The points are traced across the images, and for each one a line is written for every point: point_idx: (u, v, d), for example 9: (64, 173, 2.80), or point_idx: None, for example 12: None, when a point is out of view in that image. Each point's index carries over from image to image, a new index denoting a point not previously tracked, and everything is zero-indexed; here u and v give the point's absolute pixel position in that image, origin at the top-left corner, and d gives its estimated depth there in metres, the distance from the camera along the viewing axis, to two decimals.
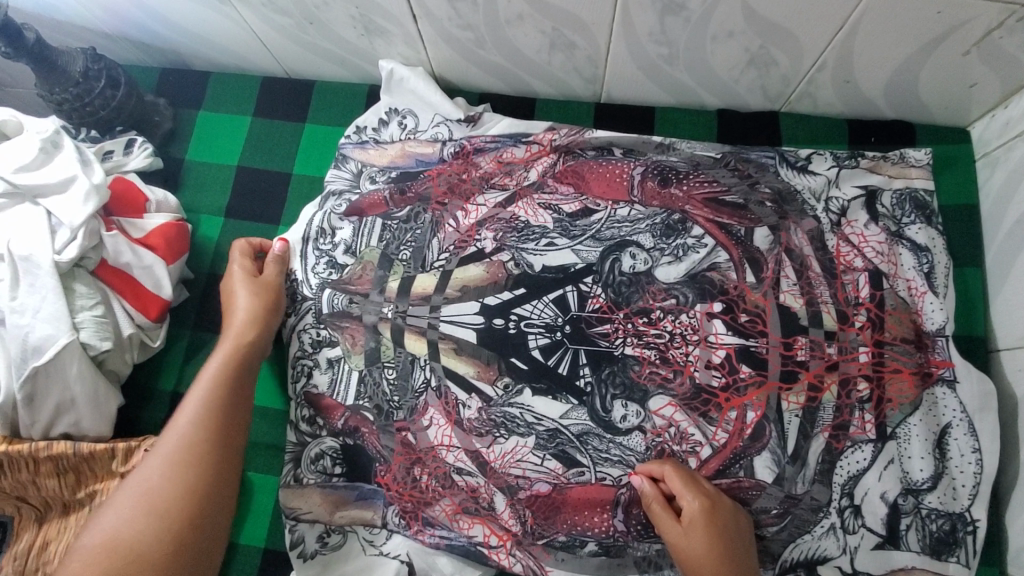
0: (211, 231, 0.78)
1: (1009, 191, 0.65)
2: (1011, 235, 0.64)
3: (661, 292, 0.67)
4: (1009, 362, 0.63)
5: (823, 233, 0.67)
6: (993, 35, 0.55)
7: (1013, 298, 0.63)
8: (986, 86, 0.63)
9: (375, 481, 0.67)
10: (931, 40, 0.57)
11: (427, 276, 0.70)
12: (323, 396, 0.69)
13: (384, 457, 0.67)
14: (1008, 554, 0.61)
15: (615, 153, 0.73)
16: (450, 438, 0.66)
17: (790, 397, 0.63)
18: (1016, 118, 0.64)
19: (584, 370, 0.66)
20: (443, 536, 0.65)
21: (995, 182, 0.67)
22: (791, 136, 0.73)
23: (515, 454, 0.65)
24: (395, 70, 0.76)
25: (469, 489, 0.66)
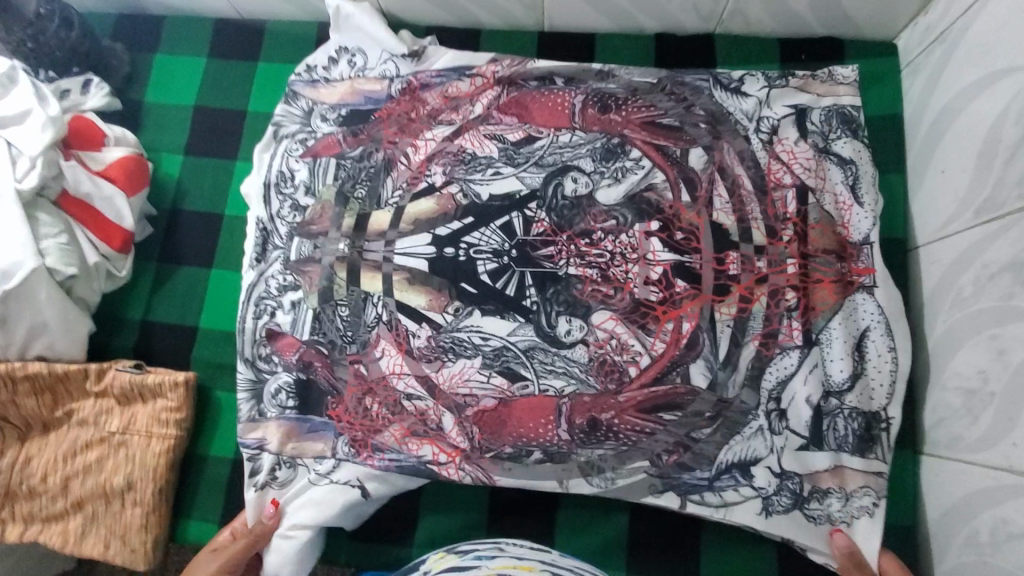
0: (172, 167, 0.81)
1: (927, 94, 0.70)
2: (928, 135, 0.69)
3: (603, 215, 0.69)
4: (926, 258, 0.68)
5: (754, 151, 0.71)
6: None
7: (928, 198, 0.68)
8: None
9: (327, 413, 0.70)
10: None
11: (382, 212, 0.71)
12: (284, 333, 0.71)
13: (337, 389, 0.70)
14: (921, 435, 0.67)
15: (557, 82, 0.75)
16: (401, 366, 0.69)
17: (722, 308, 0.68)
18: (933, 23, 0.68)
19: (530, 291, 0.68)
20: (392, 458, 0.68)
21: (916, 88, 0.72)
22: (726, 57, 0.78)
23: (462, 375, 0.68)
24: (341, 7, 0.78)
25: (418, 413, 0.69)
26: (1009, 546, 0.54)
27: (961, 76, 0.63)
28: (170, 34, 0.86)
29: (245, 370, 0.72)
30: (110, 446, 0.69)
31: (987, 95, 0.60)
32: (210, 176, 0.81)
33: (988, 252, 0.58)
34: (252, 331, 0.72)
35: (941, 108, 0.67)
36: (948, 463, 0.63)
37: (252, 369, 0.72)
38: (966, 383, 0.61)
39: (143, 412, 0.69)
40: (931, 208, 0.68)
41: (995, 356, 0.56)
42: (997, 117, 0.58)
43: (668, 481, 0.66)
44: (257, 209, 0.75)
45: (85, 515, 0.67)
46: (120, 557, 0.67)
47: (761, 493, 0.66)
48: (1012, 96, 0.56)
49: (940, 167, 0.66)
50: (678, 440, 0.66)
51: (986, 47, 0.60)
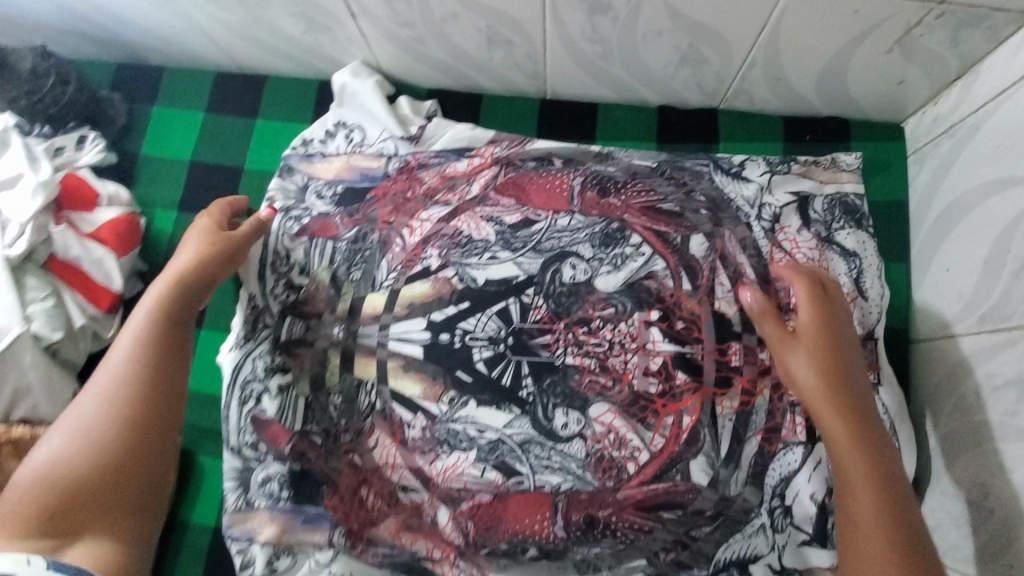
0: (165, 224, 0.80)
1: (935, 183, 0.67)
2: (934, 227, 0.66)
3: (601, 301, 0.70)
4: (926, 355, 0.66)
5: (756, 240, 0.71)
6: (914, 33, 0.56)
7: (932, 293, 0.66)
8: (913, 83, 0.64)
9: (322, 504, 0.70)
10: (856, 35, 0.58)
11: (376, 295, 0.73)
12: (272, 422, 0.70)
13: (331, 479, 0.70)
14: None
15: (555, 163, 0.77)
16: (395, 457, 0.69)
17: (724, 402, 0.67)
18: (943, 116, 0.65)
19: (526, 380, 0.69)
20: (386, 552, 0.71)
21: (922, 176, 0.69)
22: (731, 134, 0.76)
23: (456, 468, 0.68)
24: (346, 85, 0.79)
25: (413, 506, 0.70)
26: None
27: (967, 174, 0.61)
28: (170, 85, 0.85)
29: (231, 458, 0.70)
30: None
31: (996, 198, 0.56)
32: None
33: (994, 362, 0.55)
34: (237, 419, 0.69)
35: (947, 202, 0.64)
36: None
37: (238, 458, 0.71)
38: (968, 492, 0.58)
39: None
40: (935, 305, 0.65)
41: (998, 469, 0.54)
42: (1007, 223, 0.55)
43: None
44: (249, 286, 0.75)
45: None
46: None
47: None
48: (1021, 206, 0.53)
49: (946, 264, 0.63)
50: (676, 538, 0.68)
51: (993, 152, 0.57)
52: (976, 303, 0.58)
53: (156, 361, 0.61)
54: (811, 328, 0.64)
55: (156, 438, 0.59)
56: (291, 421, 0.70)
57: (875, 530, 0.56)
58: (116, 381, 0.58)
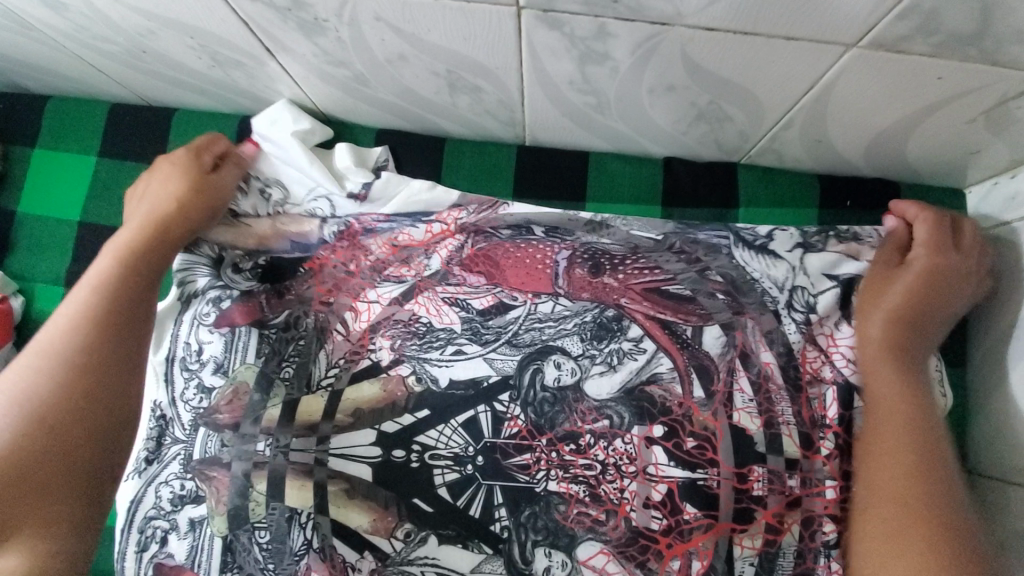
0: (49, 303, 0.64)
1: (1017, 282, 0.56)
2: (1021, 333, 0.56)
3: (592, 412, 0.57)
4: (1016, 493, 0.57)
5: (785, 335, 0.58)
6: (1010, 104, 0.42)
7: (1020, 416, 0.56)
8: (990, 153, 0.50)
9: None
10: (934, 100, 0.43)
11: (312, 398, 0.59)
12: (182, 569, 0.56)
13: None
14: None
15: (535, 232, 0.63)
16: None
17: (744, 541, 0.54)
18: (1023, 190, 0.55)
19: (499, 512, 0.57)
20: None
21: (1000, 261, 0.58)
22: (751, 196, 0.63)
23: None
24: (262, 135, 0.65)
25: None
26: None
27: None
28: (52, 119, 0.67)
29: None
30: None
31: None
32: None
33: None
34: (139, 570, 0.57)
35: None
36: None
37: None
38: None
39: None
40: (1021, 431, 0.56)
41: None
42: None
43: None
44: (154, 391, 0.61)
45: None
46: None
47: None
48: None
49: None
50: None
51: None
52: None
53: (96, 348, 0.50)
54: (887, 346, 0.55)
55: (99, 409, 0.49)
56: (205, 567, 0.56)
57: (890, 501, 0.49)
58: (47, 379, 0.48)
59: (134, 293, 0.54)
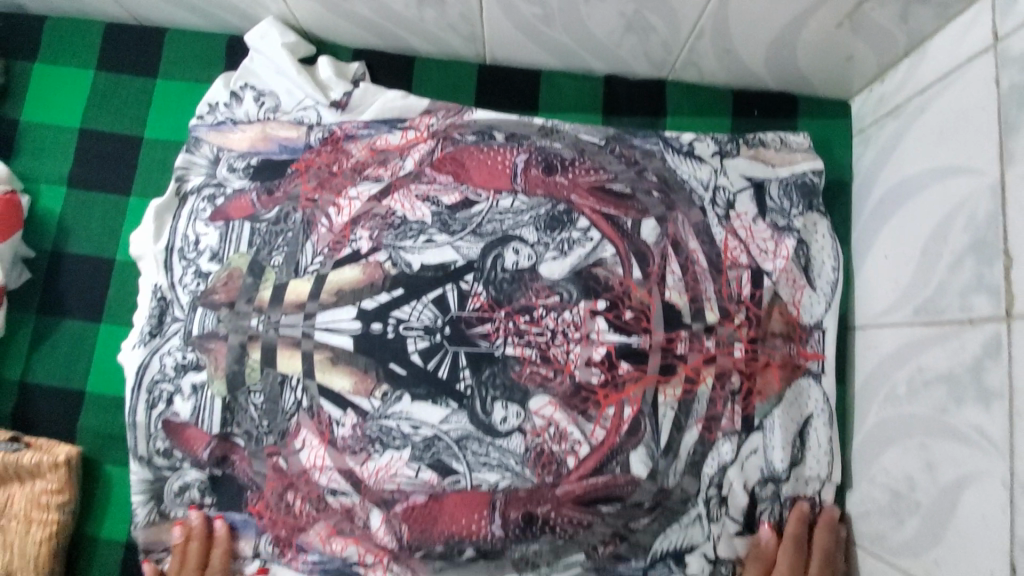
0: (53, 201, 0.70)
1: (876, 170, 0.64)
2: (875, 210, 0.63)
3: (545, 289, 0.67)
4: (863, 340, 0.62)
5: (710, 226, 0.68)
6: (864, 6, 0.54)
7: (870, 274, 0.62)
8: (862, 59, 0.61)
9: (248, 510, 0.65)
10: (809, 3, 0.54)
11: (301, 281, 0.67)
12: (186, 426, 0.64)
13: (257, 484, 0.65)
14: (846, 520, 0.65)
15: (497, 138, 0.71)
16: (323, 459, 0.64)
17: (667, 390, 0.65)
18: (888, 94, 0.63)
19: (464, 373, 0.66)
20: (318, 558, 0.66)
21: (867, 157, 0.66)
22: (677, 107, 0.72)
23: (389, 469, 0.64)
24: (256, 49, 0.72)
25: (343, 510, 0.64)
26: None
27: (911, 154, 0.57)
28: (53, 38, 0.73)
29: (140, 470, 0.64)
30: None
31: (936, 188, 0.53)
32: (100, 212, 0.70)
33: (924, 357, 0.53)
34: (146, 426, 0.64)
35: (888, 188, 0.61)
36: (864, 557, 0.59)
37: (148, 468, 0.64)
38: (893, 483, 0.55)
39: (21, 494, 0.62)
40: (871, 288, 0.62)
41: (923, 467, 0.52)
42: (943, 214, 0.52)
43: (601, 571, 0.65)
44: (155, 275, 0.68)
45: None
46: None
47: None
48: (958, 199, 0.51)
49: (884, 251, 0.60)
50: (613, 532, 0.64)
51: (937, 137, 0.54)
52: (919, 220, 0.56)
53: None
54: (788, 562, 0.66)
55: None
56: (207, 424, 0.65)
57: None
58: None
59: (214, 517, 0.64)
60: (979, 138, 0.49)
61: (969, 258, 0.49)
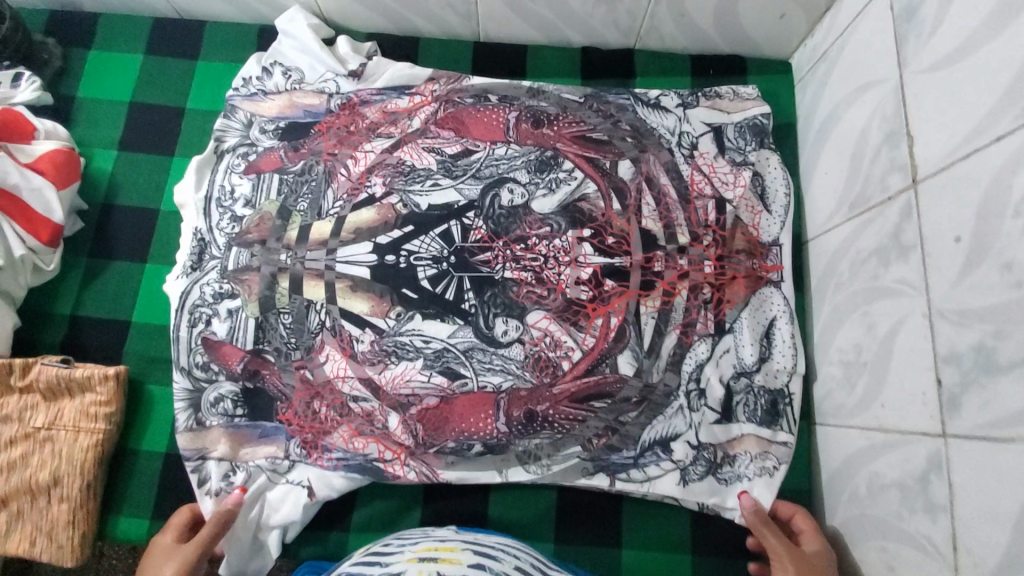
0: (105, 163, 0.80)
1: (814, 106, 0.76)
2: (817, 138, 0.74)
3: (538, 221, 0.77)
4: (817, 246, 0.71)
5: (678, 164, 0.78)
6: None
7: (817, 189, 0.72)
8: (793, 16, 0.75)
9: (276, 418, 0.71)
10: None
11: (323, 223, 0.77)
12: (223, 342, 0.72)
13: (285, 394, 0.72)
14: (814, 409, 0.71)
15: (491, 99, 0.82)
16: (345, 370, 0.72)
17: (647, 302, 0.74)
18: (818, 44, 0.76)
19: (468, 294, 0.74)
20: (340, 458, 0.70)
21: (806, 99, 0.78)
22: (645, 70, 0.84)
23: (404, 376, 0.72)
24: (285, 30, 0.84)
25: (364, 414, 0.71)
26: (880, 495, 0.56)
27: (840, 84, 0.69)
28: (107, 30, 0.85)
29: (181, 379, 0.72)
30: (36, 443, 0.68)
31: (859, 102, 0.64)
32: (146, 171, 0.80)
33: (860, 240, 0.62)
34: (187, 339, 0.72)
35: (824, 117, 0.73)
36: (833, 431, 0.65)
37: (189, 379, 0.72)
38: (844, 356, 0.63)
39: (71, 407, 0.69)
40: (818, 201, 0.72)
41: (866, 330, 0.59)
42: (866, 120, 0.63)
43: (599, 463, 0.70)
44: (195, 220, 0.77)
45: (10, 513, 0.67)
46: (48, 554, 0.66)
47: (680, 465, 0.69)
48: (875, 104, 0.62)
49: (825, 169, 0.71)
50: (606, 424, 0.70)
51: (856, 63, 0.66)
52: (849, 133, 0.66)
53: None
54: (811, 552, 0.62)
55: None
56: (242, 341, 0.73)
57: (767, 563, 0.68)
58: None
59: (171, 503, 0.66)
60: (885, 52, 0.60)
61: (884, 148, 0.59)
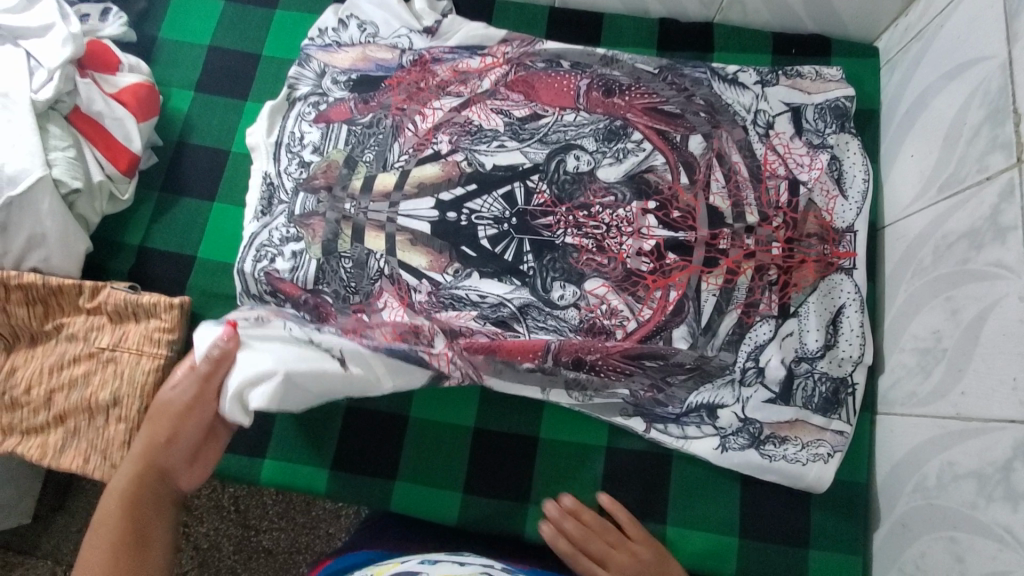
0: (181, 103, 0.83)
1: (902, 89, 0.74)
2: (903, 121, 0.72)
3: (602, 190, 0.74)
4: (895, 235, 0.70)
5: (752, 143, 0.75)
6: None
7: (902, 175, 0.70)
8: None
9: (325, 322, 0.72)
10: None
11: (388, 175, 0.76)
12: (284, 280, 0.73)
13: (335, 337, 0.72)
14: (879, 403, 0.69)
15: (563, 65, 0.80)
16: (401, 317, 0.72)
17: (710, 279, 0.71)
18: (912, 23, 0.73)
19: (527, 256, 0.73)
20: (376, 343, 0.71)
21: (894, 81, 0.76)
22: (723, 44, 0.82)
23: (459, 317, 0.72)
24: None
25: (412, 326, 0.71)
26: (954, 485, 0.55)
27: (935, 64, 0.67)
28: None
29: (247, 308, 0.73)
30: (99, 362, 0.70)
31: (958, 80, 0.63)
32: (219, 114, 0.82)
33: (949, 222, 0.60)
34: (252, 274, 0.73)
35: (913, 99, 0.71)
36: (899, 419, 0.64)
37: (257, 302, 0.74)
38: (922, 343, 0.62)
39: (135, 331, 0.71)
40: (902, 186, 0.70)
41: (949, 315, 0.58)
42: (964, 99, 0.61)
43: (641, 408, 0.70)
44: (265, 164, 0.78)
45: (67, 429, 0.69)
46: (100, 472, 0.68)
47: (720, 432, 0.68)
48: (977, 83, 0.60)
49: (911, 151, 0.69)
50: (653, 381, 0.69)
51: (955, 43, 0.64)
52: (942, 114, 0.65)
53: (114, 530, 0.60)
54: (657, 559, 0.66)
55: (145, 520, 0.62)
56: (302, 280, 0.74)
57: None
58: (117, 471, 0.65)
59: (156, 452, 0.66)
60: (990, 32, 0.59)
61: (985, 127, 0.57)
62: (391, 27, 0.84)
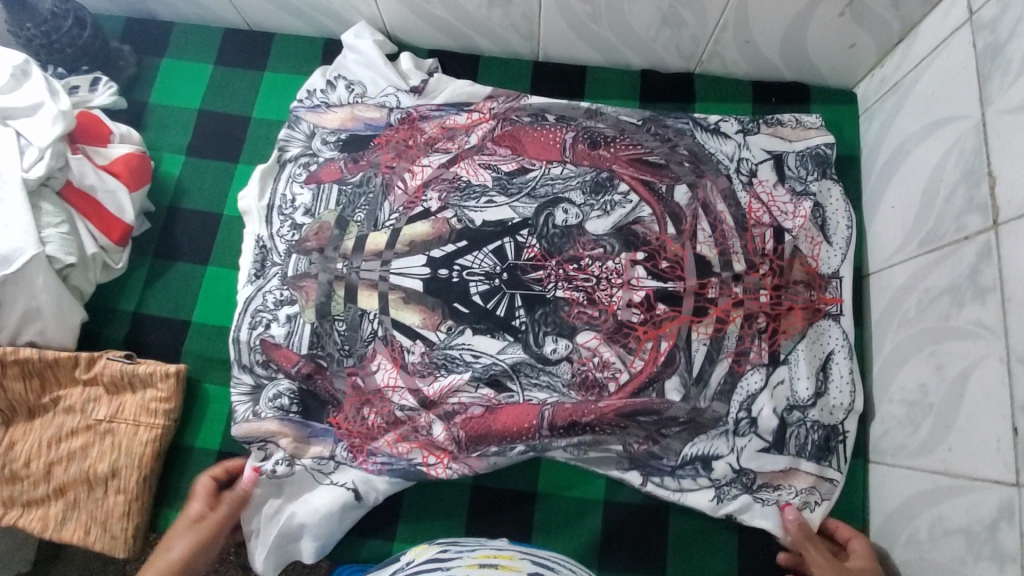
0: (172, 167, 0.84)
1: (881, 137, 0.75)
2: (884, 170, 0.74)
3: (591, 242, 0.75)
4: (879, 281, 0.71)
5: (736, 191, 0.77)
6: None
7: (884, 222, 0.72)
8: (863, 46, 0.75)
9: (328, 420, 0.72)
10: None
11: (379, 234, 0.77)
12: (280, 346, 0.74)
13: (336, 399, 0.73)
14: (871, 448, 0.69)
15: (549, 118, 0.82)
16: (395, 380, 0.73)
17: (699, 328, 0.72)
18: (888, 74, 0.75)
19: (519, 311, 0.74)
20: (385, 462, 0.70)
21: (873, 129, 0.77)
22: (703, 93, 0.84)
23: (452, 386, 0.72)
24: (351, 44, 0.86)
25: (411, 421, 0.72)
26: (945, 540, 0.56)
27: (912, 117, 0.69)
28: (181, 40, 0.89)
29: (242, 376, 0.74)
30: (97, 434, 0.70)
31: (935, 137, 0.64)
32: (211, 177, 0.83)
33: (931, 277, 0.62)
34: (247, 340, 0.74)
35: (892, 149, 0.72)
36: (891, 468, 0.65)
37: (247, 376, 0.74)
38: (909, 395, 0.63)
39: (133, 402, 0.71)
40: (885, 233, 0.71)
41: (934, 369, 0.59)
42: (942, 155, 0.63)
43: (638, 462, 0.70)
44: (257, 228, 0.79)
45: (67, 502, 0.69)
46: (101, 544, 0.68)
47: (716, 484, 0.69)
48: (952, 141, 0.61)
49: (892, 201, 0.71)
50: (648, 434, 0.70)
51: (930, 100, 0.66)
52: (920, 167, 0.66)
53: None
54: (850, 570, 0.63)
55: None
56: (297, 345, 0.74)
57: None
58: None
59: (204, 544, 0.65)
60: (964, 93, 0.60)
61: (961, 186, 0.59)
62: (378, 85, 0.85)
